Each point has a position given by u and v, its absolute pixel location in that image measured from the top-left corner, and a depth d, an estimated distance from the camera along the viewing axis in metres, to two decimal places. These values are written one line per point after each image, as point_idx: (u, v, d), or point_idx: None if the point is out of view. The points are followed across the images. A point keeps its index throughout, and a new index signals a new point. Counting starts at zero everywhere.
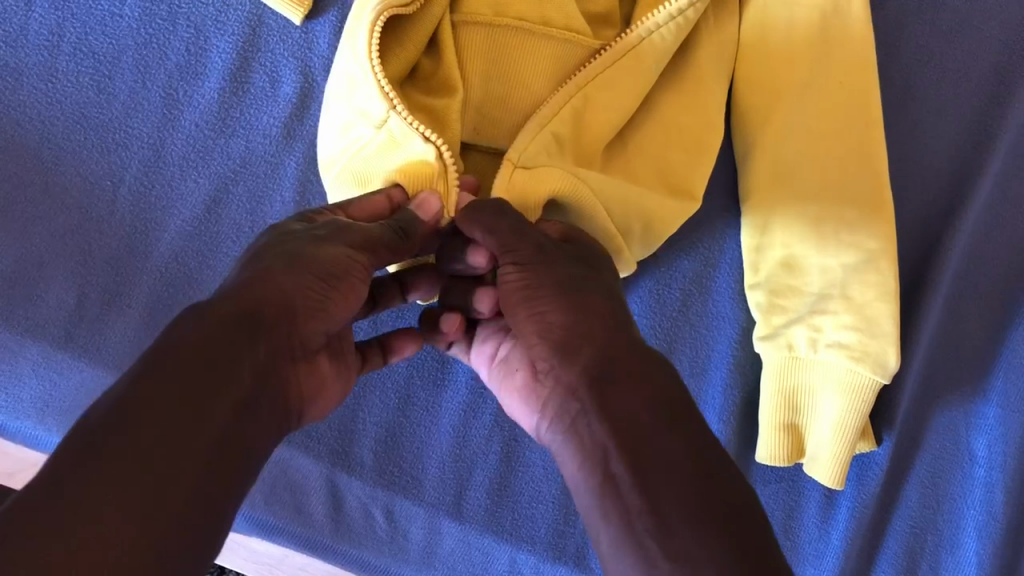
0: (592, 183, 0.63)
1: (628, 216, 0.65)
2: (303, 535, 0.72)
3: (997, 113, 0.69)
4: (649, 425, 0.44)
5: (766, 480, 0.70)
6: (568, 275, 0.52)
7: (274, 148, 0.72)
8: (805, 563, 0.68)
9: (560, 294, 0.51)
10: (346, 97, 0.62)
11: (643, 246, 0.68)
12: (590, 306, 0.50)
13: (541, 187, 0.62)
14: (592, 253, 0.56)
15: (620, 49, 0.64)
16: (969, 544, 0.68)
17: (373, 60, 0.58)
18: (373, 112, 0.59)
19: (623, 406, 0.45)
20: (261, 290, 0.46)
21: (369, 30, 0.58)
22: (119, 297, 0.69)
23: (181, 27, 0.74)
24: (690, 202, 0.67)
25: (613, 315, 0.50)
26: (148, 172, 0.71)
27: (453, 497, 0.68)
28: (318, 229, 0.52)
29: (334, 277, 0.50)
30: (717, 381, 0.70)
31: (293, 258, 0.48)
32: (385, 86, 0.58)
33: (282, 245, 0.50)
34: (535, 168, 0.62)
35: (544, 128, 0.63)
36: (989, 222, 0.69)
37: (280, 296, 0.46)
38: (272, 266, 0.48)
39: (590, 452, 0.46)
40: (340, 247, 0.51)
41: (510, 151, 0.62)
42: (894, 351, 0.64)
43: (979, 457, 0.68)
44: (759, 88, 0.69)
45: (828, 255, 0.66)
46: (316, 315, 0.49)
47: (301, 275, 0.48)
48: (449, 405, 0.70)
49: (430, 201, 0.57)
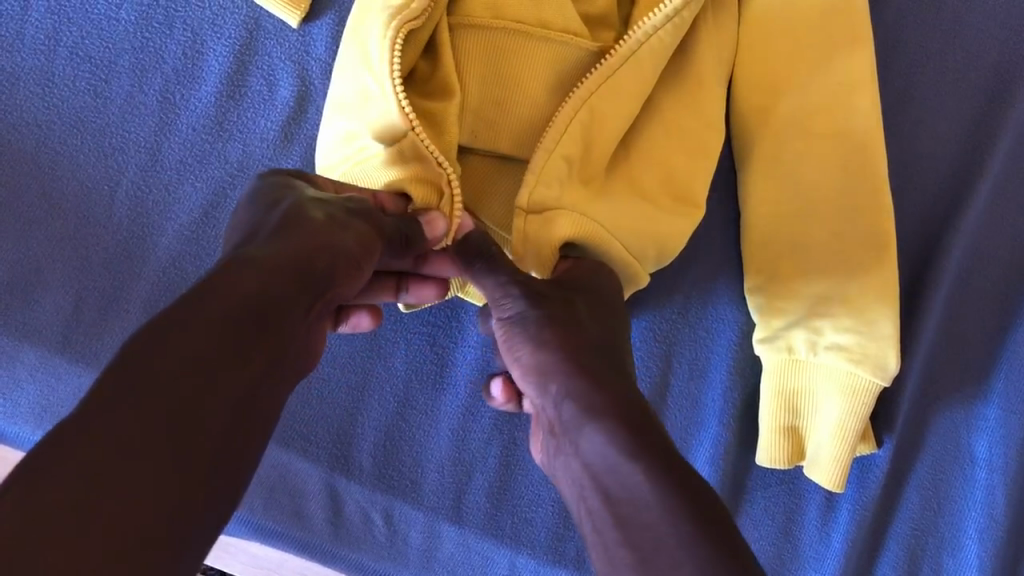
0: (601, 219, 0.63)
1: (644, 244, 0.65)
2: (298, 538, 0.72)
3: (997, 113, 0.69)
4: (612, 455, 0.43)
5: (766, 483, 0.70)
6: (536, 309, 0.53)
7: (271, 152, 0.71)
8: (806, 565, 0.68)
9: (531, 327, 0.52)
10: (356, 110, 0.62)
11: (656, 262, 0.66)
12: (555, 341, 0.51)
13: (555, 235, 0.61)
14: (574, 286, 0.56)
15: (620, 56, 0.64)
16: (969, 546, 0.67)
17: (393, 77, 0.58)
18: (386, 127, 0.59)
19: (589, 449, 0.44)
20: (314, 244, 0.46)
21: (389, 45, 0.59)
22: (115, 303, 0.69)
23: (177, 31, 0.73)
24: (694, 212, 0.67)
25: (582, 347, 0.50)
26: (145, 177, 0.71)
27: (452, 501, 0.68)
28: (347, 203, 0.52)
29: (367, 250, 0.50)
30: (717, 383, 0.70)
31: (339, 223, 0.49)
32: (405, 107, 0.58)
33: (320, 204, 0.50)
34: (548, 212, 0.62)
35: (555, 154, 0.62)
36: (990, 224, 0.68)
37: (329, 250, 0.47)
38: (318, 220, 0.48)
39: (574, 483, 0.46)
40: (368, 226, 0.51)
41: (520, 197, 0.62)
42: (893, 353, 0.64)
43: (979, 460, 0.68)
44: (755, 90, 0.69)
45: (828, 257, 0.66)
46: (347, 275, 0.48)
47: (344, 239, 0.49)
48: (448, 408, 0.69)
49: (438, 223, 0.57)
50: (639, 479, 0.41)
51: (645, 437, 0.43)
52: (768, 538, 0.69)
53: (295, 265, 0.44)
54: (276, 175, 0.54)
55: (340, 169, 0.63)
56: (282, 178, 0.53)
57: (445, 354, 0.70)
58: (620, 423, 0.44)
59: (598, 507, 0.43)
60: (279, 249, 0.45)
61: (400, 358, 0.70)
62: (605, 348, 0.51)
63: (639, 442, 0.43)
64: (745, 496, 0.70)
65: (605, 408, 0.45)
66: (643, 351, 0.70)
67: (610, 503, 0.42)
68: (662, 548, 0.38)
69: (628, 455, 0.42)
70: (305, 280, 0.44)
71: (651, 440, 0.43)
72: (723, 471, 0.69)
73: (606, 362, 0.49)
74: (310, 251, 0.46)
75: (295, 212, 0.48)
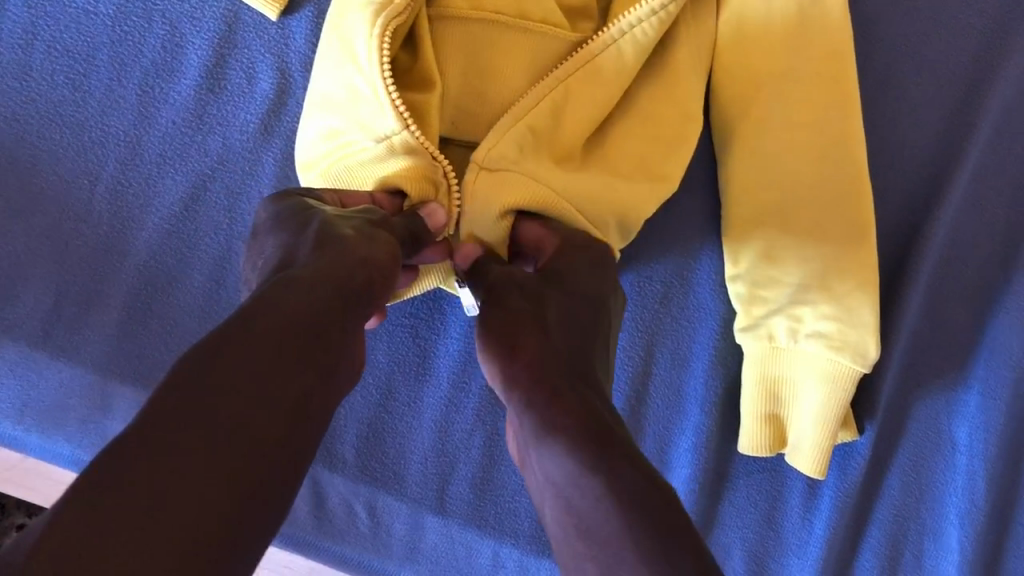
0: (556, 185, 0.63)
1: (603, 212, 0.64)
2: (282, 530, 0.72)
3: (976, 101, 0.69)
4: (568, 473, 0.41)
5: (749, 470, 0.70)
6: (508, 321, 0.49)
7: (252, 144, 0.71)
8: (789, 552, 0.69)
9: (502, 339, 0.48)
10: (342, 107, 0.62)
11: (622, 238, 0.67)
12: (522, 354, 0.47)
13: (502, 202, 0.61)
14: (552, 286, 0.53)
15: (600, 45, 0.64)
16: (950, 533, 0.68)
17: (382, 70, 0.58)
18: (377, 127, 0.60)
19: (548, 463, 0.42)
20: (343, 254, 0.46)
21: (378, 44, 0.59)
22: (97, 297, 0.69)
23: (156, 24, 0.73)
24: (665, 185, 0.67)
25: (550, 357, 0.47)
26: (125, 171, 0.71)
27: (436, 493, 0.68)
28: (364, 214, 0.52)
29: (395, 259, 0.50)
30: (698, 372, 0.71)
31: (367, 235, 0.49)
32: (398, 104, 0.58)
33: (342, 221, 0.50)
34: (499, 173, 0.61)
35: (518, 122, 0.63)
36: (969, 212, 0.69)
37: (366, 265, 0.47)
38: (350, 235, 0.48)
39: (538, 494, 0.43)
40: (390, 235, 0.51)
41: (475, 155, 0.61)
42: (872, 341, 0.64)
43: (960, 446, 0.69)
44: (739, 82, 0.69)
45: (806, 246, 0.66)
46: (382, 284, 0.48)
47: (376, 249, 0.49)
48: (430, 400, 0.69)
49: (439, 213, 0.58)
50: (601, 497, 0.39)
51: (601, 447, 0.41)
52: (751, 526, 0.69)
53: (334, 283, 0.44)
54: (286, 197, 0.53)
55: (318, 166, 0.63)
56: (291, 198, 0.53)
57: (427, 346, 0.70)
58: (575, 437, 0.41)
59: (566, 508, 0.40)
60: (318, 267, 0.45)
61: (382, 351, 0.70)
62: (578, 359, 0.47)
63: (598, 453, 0.40)
64: (728, 484, 0.70)
65: (557, 417, 0.43)
66: (624, 339, 0.70)
67: (567, 508, 0.40)
68: (621, 552, 0.37)
69: (583, 471, 0.40)
70: (346, 297, 0.44)
71: (610, 450, 0.41)
72: (705, 462, 0.70)
73: (575, 371, 0.46)
74: (350, 267, 0.46)
75: (326, 228, 0.48)
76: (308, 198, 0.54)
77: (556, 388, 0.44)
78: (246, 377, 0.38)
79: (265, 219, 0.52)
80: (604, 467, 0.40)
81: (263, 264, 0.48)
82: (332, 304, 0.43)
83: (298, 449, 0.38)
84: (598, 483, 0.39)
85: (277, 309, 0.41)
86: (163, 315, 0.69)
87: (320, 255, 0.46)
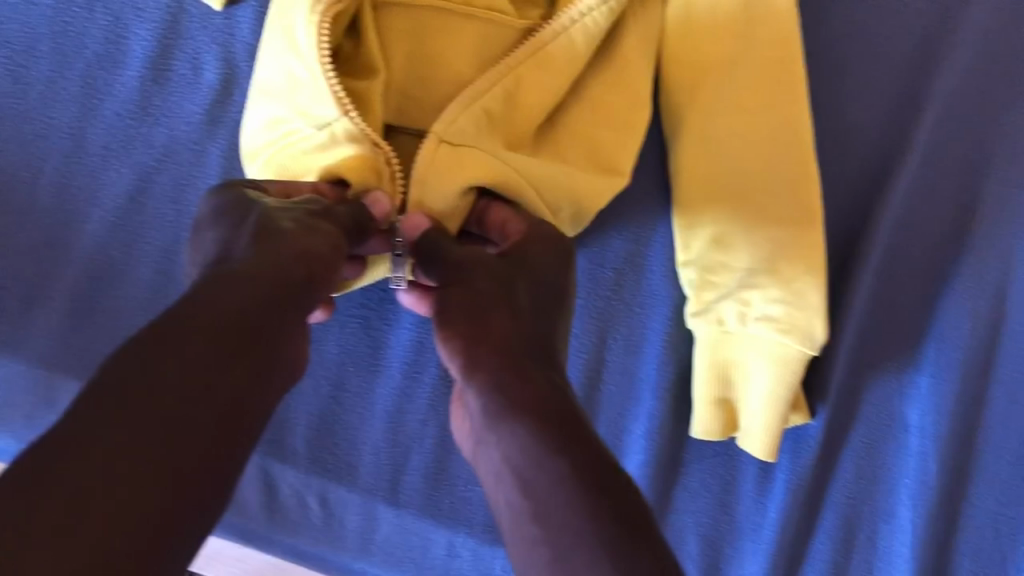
0: (515, 165, 0.63)
1: (559, 198, 0.65)
2: (233, 523, 0.71)
3: (923, 84, 0.69)
4: (525, 452, 0.41)
5: (702, 455, 0.70)
6: (472, 303, 0.48)
7: (198, 135, 0.70)
8: (743, 536, 0.69)
9: (469, 323, 0.47)
10: (283, 95, 0.61)
11: (573, 226, 0.67)
12: (488, 336, 0.46)
13: (462, 178, 0.61)
14: (516, 267, 0.51)
15: (550, 32, 0.64)
16: (903, 513, 0.69)
17: (322, 60, 0.58)
18: (318, 114, 0.60)
19: (505, 444, 0.42)
20: (283, 246, 0.46)
21: (316, 30, 0.58)
22: (41, 291, 0.69)
23: (99, 14, 0.72)
24: (618, 179, 0.67)
25: (516, 340, 0.46)
26: (68, 163, 0.70)
27: (389, 483, 0.68)
28: (307, 204, 0.52)
29: (338, 249, 0.50)
30: (651, 358, 0.71)
31: (307, 227, 0.49)
32: (339, 92, 0.59)
33: (283, 212, 0.49)
34: (460, 147, 0.62)
35: (473, 103, 0.63)
36: (918, 194, 0.69)
37: (306, 257, 0.47)
38: (289, 228, 0.48)
39: (492, 482, 0.43)
40: (333, 226, 0.51)
41: (436, 128, 0.62)
42: (820, 323, 0.65)
43: (912, 427, 0.69)
44: (685, 67, 0.68)
45: (756, 231, 0.66)
46: (325, 276, 0.48)
47: (317, 240, 0.48)
48: (383, 390, 0.69)
49: (382, 200, 0.58)
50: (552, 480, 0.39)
51: (563, 427, 0.41)
52: (705, 511, 0.69)
53: (271, 280, 0.44)
54: (228, 187, 0.53)
55: (261, 155, 0.63)
56: (234, 189, 0.52)
57: (379, 337, 0.69)
58: (534, 418, 0.41)
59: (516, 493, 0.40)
60: (257, 261, 0.44)
61: (333, 343, 0.69)
62: (542, 344, 0.47)
63: (557, 435, 0.41)
64: (680, 469, 0.70)
65: (518, 398, 0.43)
66: (578, 327, 0.70)
67: (523, 492, 0.40)
68: (571, 546, 0.37)
69: (539, 454, 0.40)
70: (285, 291, 0.44)
71: (573, 430, 0.41)
72: (658, 446, 0.70)
73: (539, 354, 0.46)
74: (287, 260, 0.45)
75: (265, 222, 0.48)
76: (251, 189, 0.53)
77: (524, 370, 0.44)
78: (179, 370, 0.38)
79: (207, 210, 0.52)
80: (561, 452, 0.40)
81: (201, 261, 0.48)
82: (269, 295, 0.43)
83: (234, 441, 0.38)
84: (557, 463, 0.39)
85: (215, 302, 0.41)
86: (108, 308, 0.68)
87: (257, 249, 0.45)
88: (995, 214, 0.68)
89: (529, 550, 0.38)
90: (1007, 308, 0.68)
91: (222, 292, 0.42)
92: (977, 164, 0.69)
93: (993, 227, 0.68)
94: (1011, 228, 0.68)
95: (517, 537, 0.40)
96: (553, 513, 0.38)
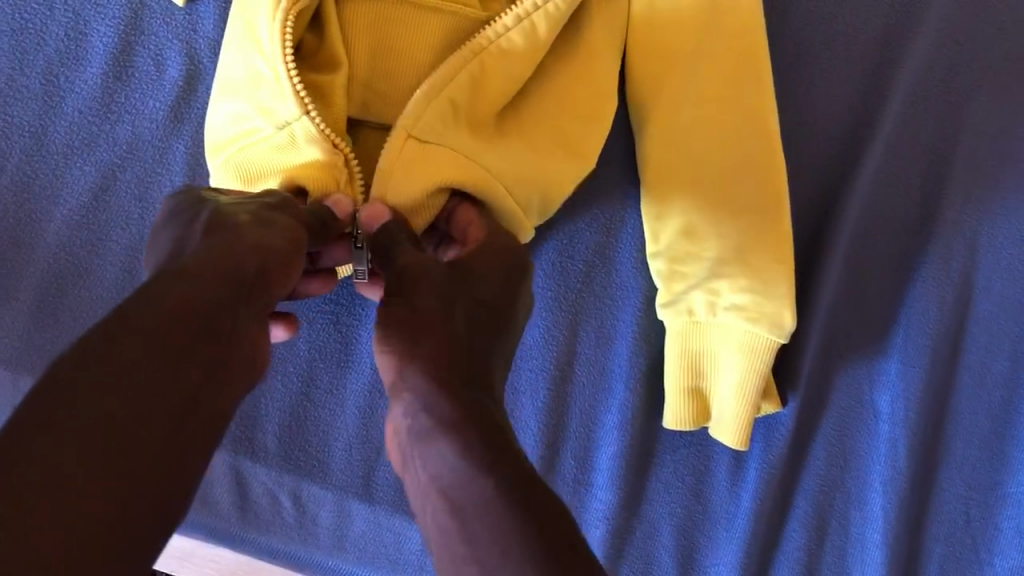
0: (486, 163, 0.64)
1: (530, 194, 0.66)
2: (203, 522, 0.71)
3: (888, 72, 0.69)
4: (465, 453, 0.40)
5: (676, 445, 0.71)
6: (411, 321, 0.46)
7: (161, 132, 0.70)
8: (717, 526, 0.70)
9: (404, 339, 0.45)
10: (244, 93, 0.61)
11: (541, 214, 0.68)
12: (422, 354, 0.44)
13: (427, 176, 0.62)
14: (464, 287, 0.50)
15: (514, 17, 0.64)
16: (874, 499, 0.69)
17: (284, 58, 0.58)
18: (278, 113, 0.59)
19: (439, 454, 0.40)
20: (234, 241, 0.45)
21: (279, 29, 0.58)
22: (7, 291, 0.69)
23: (58, 11, 0.71)
24: (582, 163, 0.67)
25: (453, 357, 0.44)
26: (30, 163, 0.70)
27: (362, 479, 0.68)
28: (265, 199, 0.52)
29: (297, 240, 0.49)
30: (622, 350, 0.71)
31: (263, 219, 0.49)
32: (299, 90, 0.58)
33: (238, 207, 0.49)
34: (427, 145, 0.62)
35: (439, 94, 0.63)
36: (882, 184, 0.69)
37: (260, 249, 0.46)
38: (244, 222, 0.47)
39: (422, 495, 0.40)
40: (291, 219, 0.51)
41: (406, 119, 0.62)
42: (789, 312, 0.65)
43: (882, 414, 0.69)
44: (649, 57, 0.68)
45: (722, 221, 0.66)
46: (283, 273, 0.48)
47: (272, 235, 0.48)
48: (353, 386, 0.68)
49: (344, 200, 0.57)
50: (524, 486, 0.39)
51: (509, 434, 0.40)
52: (679, 502, 0.70)
53: (225, 279, 0.43)
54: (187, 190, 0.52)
55: (224, 152, 0.63)
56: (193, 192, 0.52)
57: (348, 333, 0.69)
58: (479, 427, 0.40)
59: None
60: (207, 257, 0.44)
61: (301, 339, 0.69)
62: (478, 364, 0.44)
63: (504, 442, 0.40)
64: (653, 461, 0.70)
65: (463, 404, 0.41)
66: (549, 320, 0.70)
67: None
68: None
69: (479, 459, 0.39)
70: (239, 289, 0.43)
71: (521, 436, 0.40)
72: (631, 437, 0.70)
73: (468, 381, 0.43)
74: (240, 254, 0.45)
75: (217, 217, 0.47)
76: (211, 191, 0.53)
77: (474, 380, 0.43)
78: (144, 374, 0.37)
79: (163, 212, 0.51)
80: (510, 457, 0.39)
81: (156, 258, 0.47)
82: (233, 298, 0.43)
83: (193, 448, 0.38)
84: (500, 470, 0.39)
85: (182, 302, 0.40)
86: (74, 305, 0.68)
87: (209, 244, 0.45)
88: (960, 201, 0.68)
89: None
90: (974, 295, 0.68)
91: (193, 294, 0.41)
92: (944, 151, 0.69)
93: (958, 214, 0.68)
94: (977, 214, 0.68)
95: None
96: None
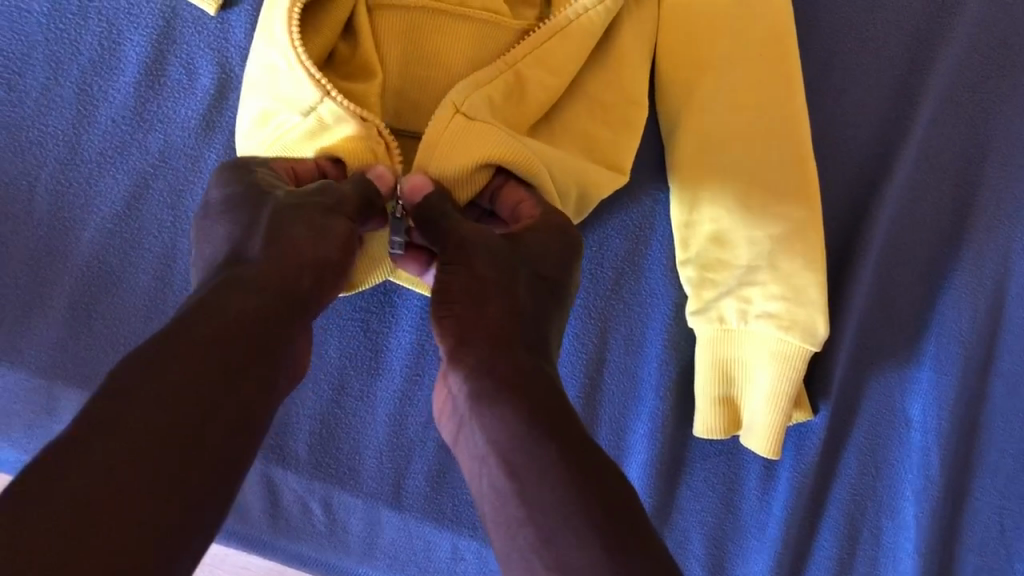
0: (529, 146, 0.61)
1: (567, 179, 0.64)
2: (235, 531, 0.72)
3: (919, 81, 0.68)
4: (525, 447, 0.40)
5: (706, 454, 0.70)
6: (468, 291, 0.47)
7: (193, 140, 0.71)
8: (749, 536, 0.69)
9: (469, 306, 0.46)
10: (264, 89, 0.61)
11: (576, 212, 0.67)
12: (481, 326, 0.45)
13: (469, 153, 0.59)
14: (521, 254, 0.50)
15: (550, 28, 0.65)
16: (906, 509, 0.68)
17: (296, 48, 0.58)
18: (300, 100, 0.59)
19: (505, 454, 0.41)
20: (289, 263, 0.45)
21: (287, 17, 0.59)
22: (40, 300, 0.69)
23: (92, 21, 0.72)
24: (619, 175, 0.67)
25: (512, 331, 0.45)
26: (65, 171, 0.70)
27: (392, 487, 0.68)
28: (318, 195, 0.50)
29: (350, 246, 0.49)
30: (652, 357, 0.70)
31: (316, 228, 0.48)
32: (314, 73, 0.58)
33: (292, 207, 0.48)
34: (475, 121, 0.60)
35: (480, 89, 0.62)
36: (913, 191, 0.69)
37: (316, 266, 0.46)
38: (298, 232, 0.47)
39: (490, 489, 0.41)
40: (346, 222, 0.50)
41: (450, 99, 0.60)
42: (821, 319, 0.65)
43: (915, 422, 0.68)
44: (681, 64, 0.68)
45: (753, 227, 0.66)
46: (333, 282, 0.48)
47: (324, 247, 0.47)
48: (383, 395, 0.69)
49: (387, 174, 0.56)
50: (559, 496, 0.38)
51: (548, 428, 0.41)
52: (710, 511, 0.69)
53: (277, 290, 0.44)
54: (247, 170, 0.51)
55: (256, 153, 0.63)
56: (250, 173, 0.51)
57: (379, 340, 0.69)
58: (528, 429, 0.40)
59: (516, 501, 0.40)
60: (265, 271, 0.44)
61: (333, 346, 0.69)
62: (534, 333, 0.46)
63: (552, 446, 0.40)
64: (684, 469, 0.70)
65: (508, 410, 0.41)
66: (579, 327, 0.70)
67: (511, 480, 0.40)
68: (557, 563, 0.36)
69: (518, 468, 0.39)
70: (293, 301, 0.44)
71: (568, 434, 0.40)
72: (662, 444, 0.69)
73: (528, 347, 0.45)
74: (297, 271, 0.45)
75: (275, 222, 0.47)
76: (265, 172, 0.52)
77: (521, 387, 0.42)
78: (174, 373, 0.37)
79: (217, 197, 0.50)
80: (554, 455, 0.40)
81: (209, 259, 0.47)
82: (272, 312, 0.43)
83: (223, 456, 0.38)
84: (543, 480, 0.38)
85: (220, 313, 0.41)
86: (107, 315, 0.69)
87: (272, 257, 0.45)
88: (991, 210, 0.68)
89: (535, 545, 0.38)
90: (1007, 301, 0.68)
91: (229, 304, 0.41)
92: (974, 159, 0.68)
93: (990, 220, 0.68)
94: (1010, 221, 0.68)
95: (514, 550, 0.39)
96: (546, 515, 0.38)
